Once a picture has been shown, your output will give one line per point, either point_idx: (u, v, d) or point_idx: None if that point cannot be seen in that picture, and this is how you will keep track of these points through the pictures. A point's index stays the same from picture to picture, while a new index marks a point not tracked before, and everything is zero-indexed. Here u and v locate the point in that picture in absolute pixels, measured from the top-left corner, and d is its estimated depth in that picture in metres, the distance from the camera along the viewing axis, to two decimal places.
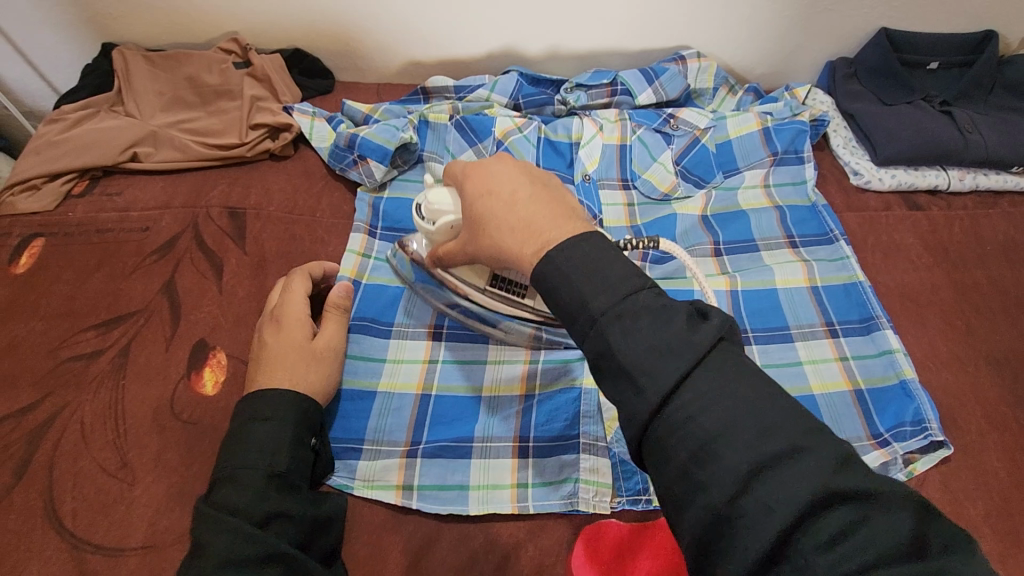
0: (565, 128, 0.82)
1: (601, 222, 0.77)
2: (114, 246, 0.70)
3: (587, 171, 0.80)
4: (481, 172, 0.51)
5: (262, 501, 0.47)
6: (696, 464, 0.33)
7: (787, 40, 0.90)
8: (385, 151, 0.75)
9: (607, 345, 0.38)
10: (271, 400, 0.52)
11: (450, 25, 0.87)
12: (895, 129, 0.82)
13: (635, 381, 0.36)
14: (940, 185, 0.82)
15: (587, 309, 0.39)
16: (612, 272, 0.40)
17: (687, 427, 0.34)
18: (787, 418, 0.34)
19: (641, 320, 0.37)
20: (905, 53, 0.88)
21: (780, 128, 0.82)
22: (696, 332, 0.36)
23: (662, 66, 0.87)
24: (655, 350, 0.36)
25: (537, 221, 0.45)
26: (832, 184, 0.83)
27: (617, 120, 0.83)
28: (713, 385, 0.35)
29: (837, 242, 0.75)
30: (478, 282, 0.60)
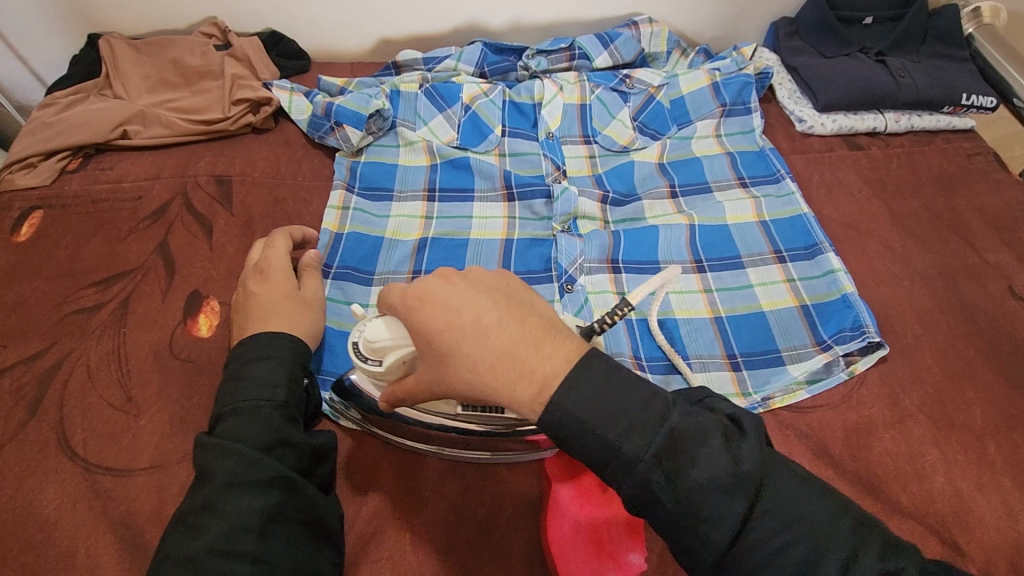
0: (528, 90, 0.88)
1: (564, 172, 0.83)
2: (110, 214, 0.75)
3: (550, 129, 0.86)
4: (430, 300, 0.45)
5: (266, 430, 0.50)
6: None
7: (733, 3, 0.97)
8: (360, 116, 0.80)
9: (658, 497, 0.41)
10: (268, 343, 0.55)
11: (416, 2, 0.93)
12: (833, 78, 0.88)
13: (700, 532, 0.41)
14: (878, 128, 0.88)
15: (623, 455, 0.41)
16: (633, 408, 0.42)
17: (763, 566, 0.39)
18: (837, 524, 0.41)
19: (683, 459, 0.41)
20: (841, 10, 0.95)
21: (727, 82, 0.88)
22: (742, 462, 0.42)
23: (616, 31, 0.93)
24: (714, 495, 0.40)
25: (521, 348, 0.43)
26: (779, 131, 0.89)
27: (576, 82, 0.89)
28: (776, 511, 0.41)
29: (783, 180, 0.81)
30: (450, 410, 0.54)
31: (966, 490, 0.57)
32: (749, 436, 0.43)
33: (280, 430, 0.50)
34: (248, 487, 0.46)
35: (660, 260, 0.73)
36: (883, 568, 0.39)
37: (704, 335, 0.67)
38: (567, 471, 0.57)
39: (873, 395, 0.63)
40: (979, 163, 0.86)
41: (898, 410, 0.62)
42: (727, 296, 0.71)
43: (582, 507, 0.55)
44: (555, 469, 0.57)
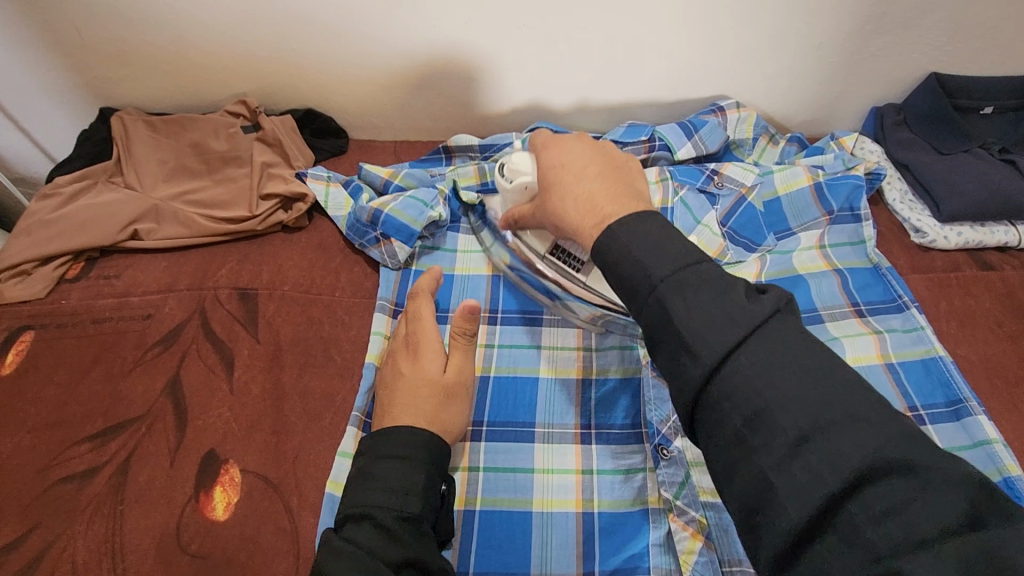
0: None
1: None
2: (113, 337, 0.63)
3: None
4: (556, 145, 0.54)
5: (391, 543, 0.43)
6: (751, 430, 0.35)
7: (831, 87, 0.85)
8: (413, 230, 0.69)
9: (665, 315, 0.38)
10: (399, 438, 0.49)
11: (472, 81, 0.82)
12: (958, 183, 0.76)
13: (690, 353, 0.37)
14: (1010, 242, 0.75)
15: (649, 277, 0.40)
16: (671, 245, 0.41)
17: (739, 394, 0.35)
18: (854, 397, 0.34)
19: (701, 293, 0.38)
20: (958, 98, 0.83)
21: (834, 183, 0.75)
22: (754, 303, 0.37)
23: (701, 118, 0.81)
24: (712, 318, 0.37)
25: (600, 199, 0.48)
26: (892, 242, 0.76)
27: (658, 181, 0.78)
28: (768, 353, 0.36)
29: (909, 310, 0.68)
30: (540, 248, 0.63)
31: None
32: (772, 295, 0.38)
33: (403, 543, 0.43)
34: None
35: None
36: (873, 431, 0.32)
37: None
38: None
39: None
40: None
41: None
42: None
43: None
44: None
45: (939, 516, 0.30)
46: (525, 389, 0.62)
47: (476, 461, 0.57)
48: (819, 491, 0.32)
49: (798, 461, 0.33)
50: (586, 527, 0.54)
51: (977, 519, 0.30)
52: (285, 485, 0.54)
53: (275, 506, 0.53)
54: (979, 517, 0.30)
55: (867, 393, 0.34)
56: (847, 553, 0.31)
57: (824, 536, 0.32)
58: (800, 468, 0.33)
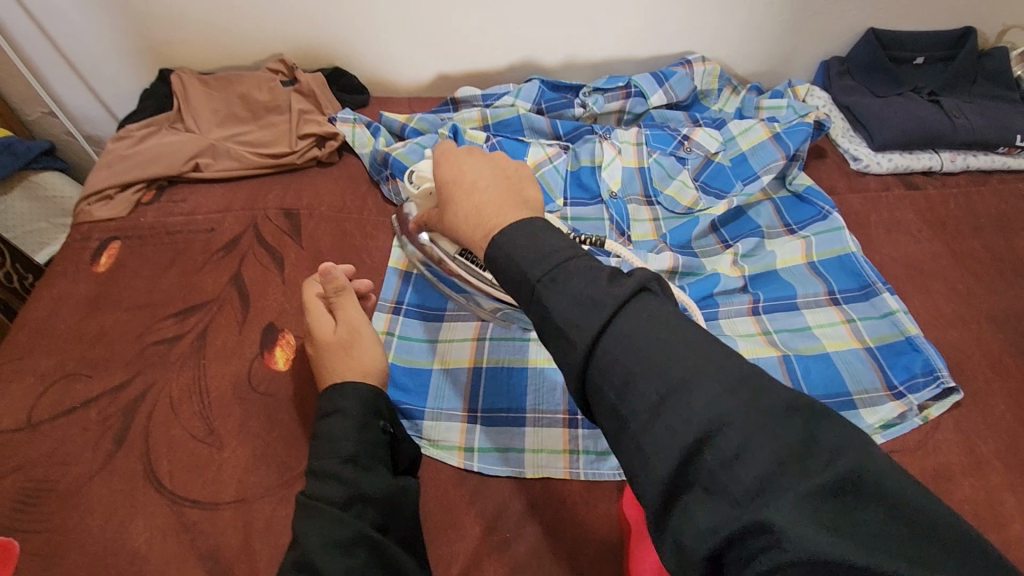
0: (589, 153, 0.87)
1: (629, 237, 0.81)
2: (184, 245, 0.77)
3: (612, 189, 0.85)
4: (450, 160, 0.51)
5: (341, 485, 0.48)
6: (634, 429, 0.33)
7: (782, 42, 0.99)
8: None
9: (544, 313, 0.38)
10: (334, 393, 0.54)
11: (476, 41, 0.96)
12: (888, 119, 0.89)
13: (567, 340, 0.36)
14: (933, 167, 0.89)
15: (522, 279, 0.40)
16: (546, 244, 0.40)
17: (613, 379, 0.34)
18: (713, 365, 0.33)
19: (579, 301, 0.37)
20: (893, 50, 0.96)
21: (790, 131, 0.86)
22: (616, 287, 0.37)
23: (670, 69, 0.95)
24: (579, 315, 0.36)
25: (487, 207, 0.46)
26: (834, 169, 0.90)
27: (634, 144, 0.89)
28: (631, 333, 0.35)
29: (831, 216, 0.82)
30: (450, 251, 0.68)
31: None
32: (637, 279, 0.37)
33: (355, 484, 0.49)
34: (337, 548, 0.45)
35: (721, 304, 0.74)
36: (743, 410, 0.31)
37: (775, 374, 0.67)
38: None
39: (949, 441, 0.63)
40: None
41: (974, 457, 0.62)
42: (786, 337, 0.71)
43: None
44: (636, 519, 0.55)
45: (802, 476, 0.29)
46: None
47: (484, 333, 0.70)
48: (692, 466, 0.31)
49: (671, 439, 0.32)
50: None
51: (842, 482, 0.29)
52: None
53: None
54: (844, 481, 0.29)
55: (730, 365, 0.33)
56: (719, 514, 0.30)
57: (685, 510, 0.31)
58: (672, 447, 0.32)
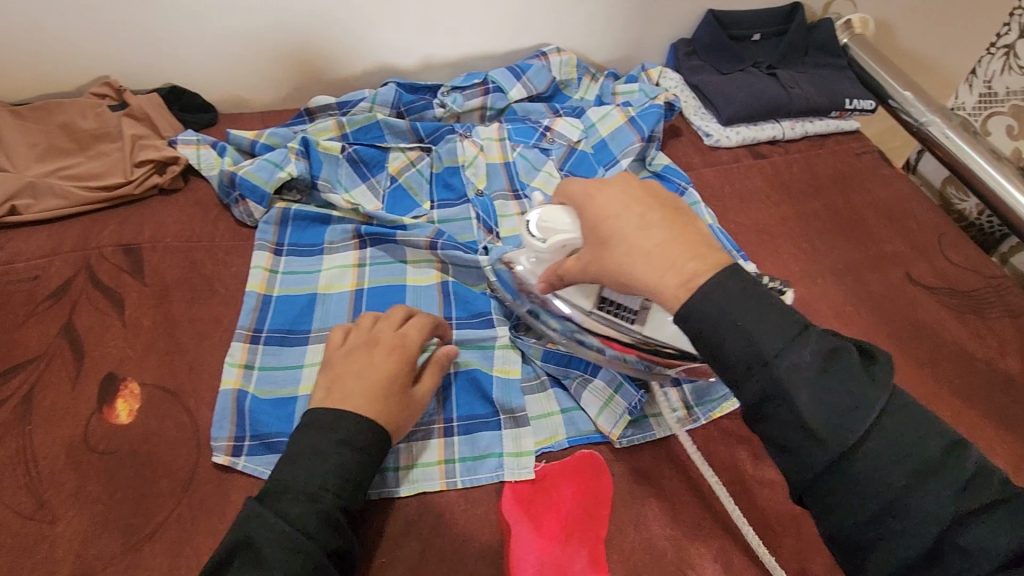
0: (450, 152, 0.86)
1: (497, 234, 0.80)
2: (3, 299, 0.69)
3: (478, 188, 0.84)
4: (601, 195, 0.54)
5: (334, 533, 0.47)
6: (888, 518, 0.42)
7: (632, 28, 1.02)
8: (263, 192, 0.77)
9: (784, 398, 0.44)
10: (364, 429, 0.51)
11: (325, 47, 0.92)
12: (731, 94, 0.94)
13: (812, 437, 0.43)
14: (777, 136, 0.94)
15: (759, 353, 0.44)
16: (783, 316, 0.45)
17: (879, 485, 0.42)
18: (931, 460, 0.42)
19: (825, 383, 0.43)
20: (732, 29, 1.02)
21: (643, 113, 0.89)
22: (875, 384, 0.44)
23: (526, 63, 0.96)
24: (846, 407, 0.43)
25: (677, 245, 0.48)
26: (689, 146, 0.94)
27: (497, 140, 0.88)
28: (894, 435, 0.43)
29: (687, 192, 0.85)
30: (586, 305, 0.63)
31: None
32: (884, 362, 0.46)
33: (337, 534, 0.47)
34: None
35: None
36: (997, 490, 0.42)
37: None
38: (529, 515, 0.56)
39: None
40: (867, 160, 0.94)
41: None
42: None
43: (548, 554, 0.54)
44: (517, 517, 0.56)
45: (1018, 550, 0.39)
46: (398, 293, 0.73)
47: None
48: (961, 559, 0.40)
49: (945, 534, 0.41)
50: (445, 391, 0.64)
51: None
52: (181, 390, 0.63)
53: (173, 406, 0.61)
54: None
55: (936, 450, 0.43)
56: None
57: None
58: (910, 544, 0.41)
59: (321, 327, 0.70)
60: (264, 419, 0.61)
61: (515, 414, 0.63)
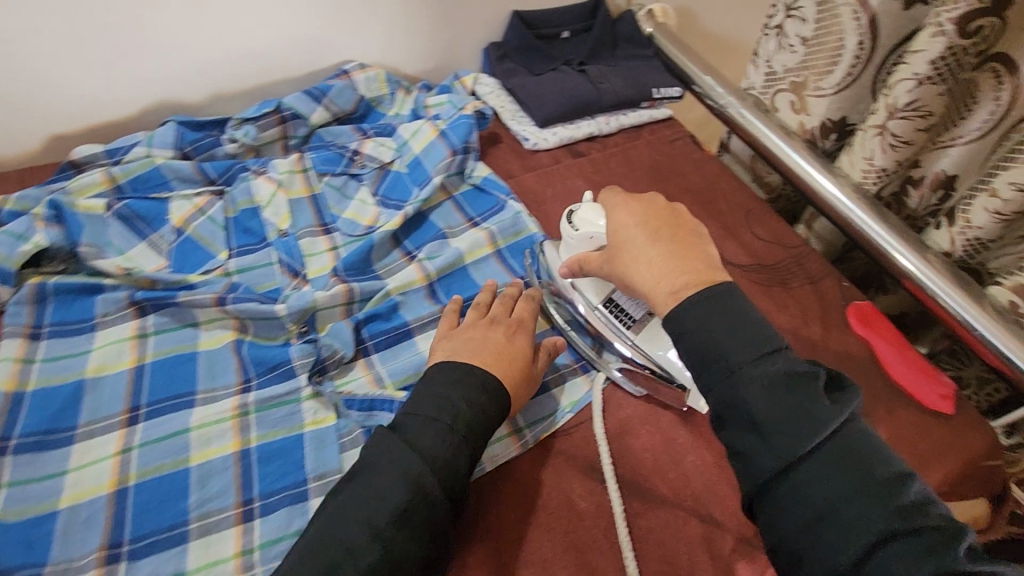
0: (246, 193, 0.78)
1: (304, 276, 0.73)
2: None
3: (280, 228, 0.77)
4: (629, 205, 0.60)
5: (450, 440, 0.52)
6: (822, 527, 0.42)
7: (438, 36, 0.98)
8: (5, 270, 0.65)
9: (744, 403, 0.46)
10: (452, 372, 0.57)
11: (82, 89, 0.80)
12: (543, 96, 0.93)
13: (763, 439, 0.45)
14: (593, 132, 0.95)
15: (727, 360, 0.48)
16: (758, 331, 0.49)
17: (813, 495, 0.43)
18: (874, 484, 0.43)
19: (783, 394, 0.45)
20: (539, 29, 1.01)
21: (452, 125, 0.86)
22: (832, 407, 0.45)
23: (326, 83, 0.89)
24: (792, 420, 0.45)
25: (675, 260, 0.55)
26: (509, 153, 0.92)
27: (299, 172, 0.82)
28: (831, 455, 0.44)
29: (507, 204, 0.83)
30: (595, 298, 0.67)
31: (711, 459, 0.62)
32: (849, 390, 0.47)
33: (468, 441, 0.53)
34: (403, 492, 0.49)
35: (411, 321, 0.70)
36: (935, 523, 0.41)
37: None
38: None
39: (626, 394, 0.67)
40: (680, 146, 0.96)
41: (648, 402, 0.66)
42: None
43: None
44: None
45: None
46: (188, 364, 0.64)
47: (131, 441, 0.58)
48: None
49: (871, 554, 0.41)
50: (244, 466, 0.57)
51: None
52: None
53: None
54: None
55: (881, 479, 0.43)
56: None
57: None
58: (847, 560, 0.41)
59: (91, 419, 0.60)
60: (9, 551, 0.51)
61: (324, 477, 0.57)
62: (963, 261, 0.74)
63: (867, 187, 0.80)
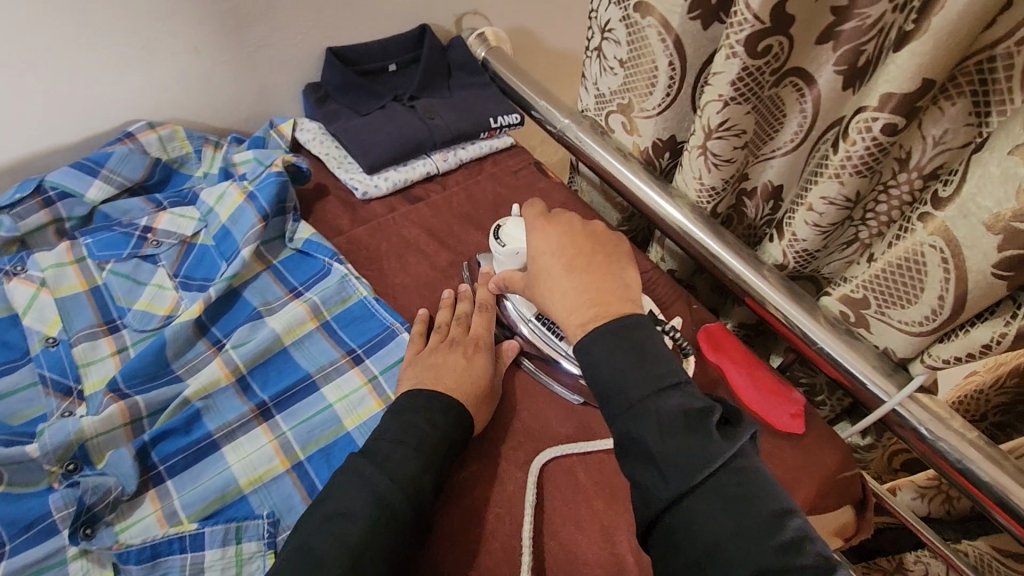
0: (1, 299, 0.65)
1: (80, 392, 0.61)
2: None
3: (48, 336, 0.64)
4: (544, 231, 0.59)
5: (411, 462, 0.51)
6: (704, 562, 0.41)
7: (243, 83, 0.87)
8: None
9: (640, 435, 0.45)
10: (418, 400, 0.56)
11: None
12: (368, 139, 0.86)
13: (656, 471, 0.44)
14: (430, 172, 0.88)
15: (626, 395, 0.47)
16: (658, 367, 0.47)
17: (697, 529, 0.41)
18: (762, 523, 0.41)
19: (676, 430, 0.44)
20: (360, 64, 0.93)
21: (260, 185, 0.75)
22: (730, 443, 0.44)
23: (102, 151, 0.76)
24: (687, 456, 0.43)
25: (584, 288, 0.54)
26: (337, 205, 0.83)
27: (73, 263, 0.69)
28: (720, 492, 0.42)
29: (332, 267, 0.74)
30: (527, 314, 0.67)
31: (565, 536, 0.57)
32: (747, 429, 0.45)
33: (430, 460, 0.52)
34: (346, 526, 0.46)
35: (215, 429, 0.60)
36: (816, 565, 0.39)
37: (285, 492, 0.57)
38: None
39: (474, 475, 0.60)
40: (525, 176, 0.91)
41: (498, 480, 0.60)
42: (300, 432, 0.60)
43: None
44: None
45: None
46: None
47: None
48: None
49: None
50: None
51: None
52: None
53: None
54: None
55: (773, 518, 0.41)
56: None
57: None
58: None
59: None
60: None
61: None
62: (798, 271, 0.75)
63: (703, 205, 0.79)
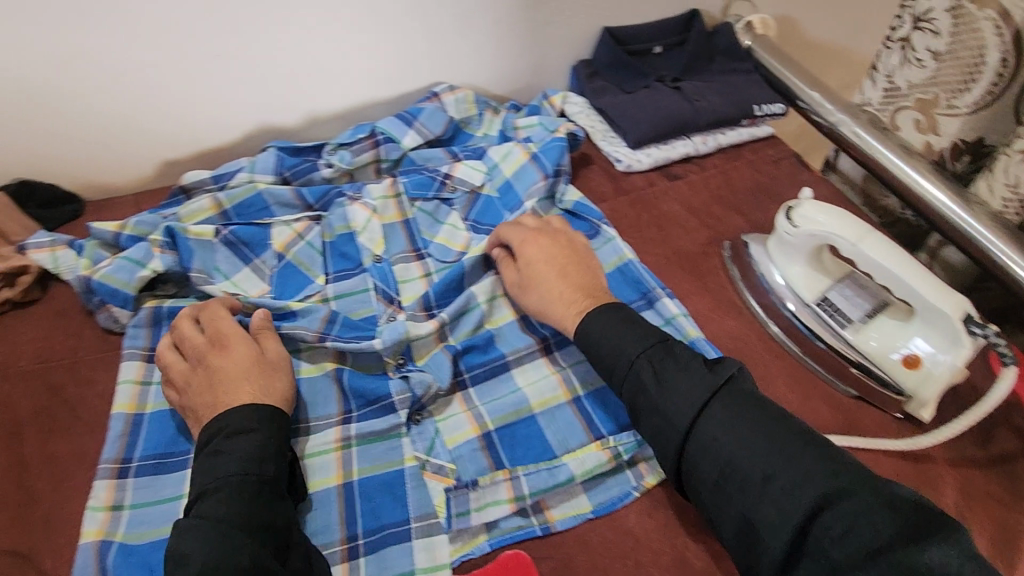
0: (341, 219, 0.79)
1: (398, 303, 0.73)
2: None
3: (375, 253, 0.77)
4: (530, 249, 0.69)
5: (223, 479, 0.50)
6: (735, 485, 0.49)
7: (527, 54, 0.96)
8: (126, 294, 0.69)
9: (645, 387, 0.56)
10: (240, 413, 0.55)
11: (192, 117, 0.84)
12: (637, 114, 0.89)
13: (667, 417, 0.54)
14: (689, 152, 0.90)
15: (625, 355, 0.58)
16: (644, 330, 0.59)
17: (716, 454, 0.51)
18: (789, 460, 0.49)
19: (673, 375, 0.55)
20: (630, 44, 0.97)
21: (544, 148, 0.84)
22: (714, 375, 0.55)
23: (417, 107, 0.89)
24: (688, 395, 0.54)
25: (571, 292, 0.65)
26: (601, 175, 0.89)
27: (391, 197, 0.82)
28: (722, 417, 0.52)
29: (601, 229, 0.79)
30: (807, 296, 0.69)
31: None
32: (728, 365, 0.56)
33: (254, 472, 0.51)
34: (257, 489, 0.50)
35: (507, 353, 0.68)
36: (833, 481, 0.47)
37: (567, 422, 0.63)
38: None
39: None
40: (785, 167, 0.90)
41: None
42: (579, 370, 0.67)
43: None
44: None
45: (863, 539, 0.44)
46: None
47: None
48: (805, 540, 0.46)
49: (771, 500, 0.48)
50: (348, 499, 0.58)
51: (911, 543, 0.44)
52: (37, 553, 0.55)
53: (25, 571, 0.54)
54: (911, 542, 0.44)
55: (791, 446, 0.50)
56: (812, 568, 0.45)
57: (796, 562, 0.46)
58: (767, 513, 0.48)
59: None
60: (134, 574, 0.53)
61: (424, 518, 0.56)
62: None
63: (1009, 217, 0.71)
